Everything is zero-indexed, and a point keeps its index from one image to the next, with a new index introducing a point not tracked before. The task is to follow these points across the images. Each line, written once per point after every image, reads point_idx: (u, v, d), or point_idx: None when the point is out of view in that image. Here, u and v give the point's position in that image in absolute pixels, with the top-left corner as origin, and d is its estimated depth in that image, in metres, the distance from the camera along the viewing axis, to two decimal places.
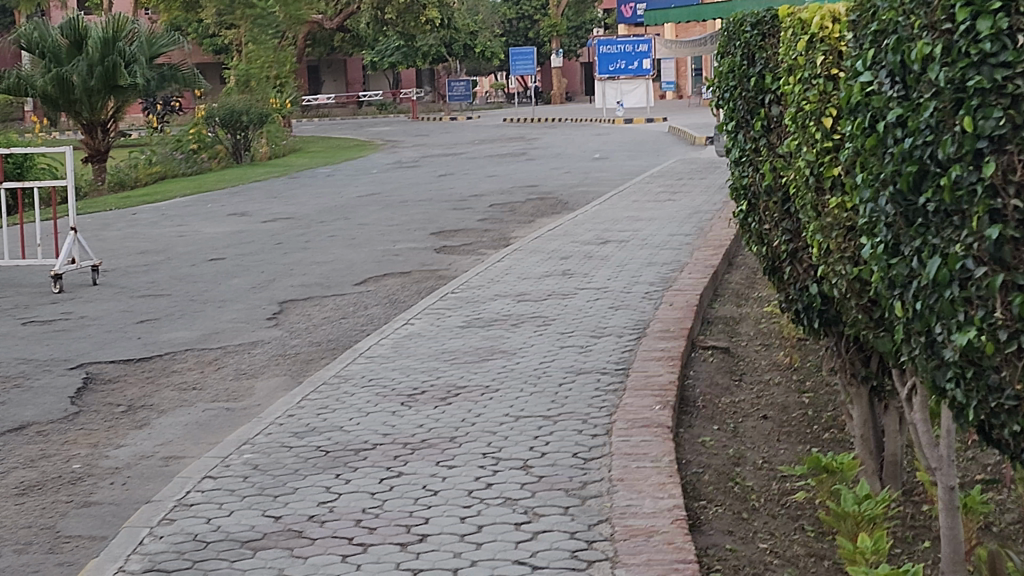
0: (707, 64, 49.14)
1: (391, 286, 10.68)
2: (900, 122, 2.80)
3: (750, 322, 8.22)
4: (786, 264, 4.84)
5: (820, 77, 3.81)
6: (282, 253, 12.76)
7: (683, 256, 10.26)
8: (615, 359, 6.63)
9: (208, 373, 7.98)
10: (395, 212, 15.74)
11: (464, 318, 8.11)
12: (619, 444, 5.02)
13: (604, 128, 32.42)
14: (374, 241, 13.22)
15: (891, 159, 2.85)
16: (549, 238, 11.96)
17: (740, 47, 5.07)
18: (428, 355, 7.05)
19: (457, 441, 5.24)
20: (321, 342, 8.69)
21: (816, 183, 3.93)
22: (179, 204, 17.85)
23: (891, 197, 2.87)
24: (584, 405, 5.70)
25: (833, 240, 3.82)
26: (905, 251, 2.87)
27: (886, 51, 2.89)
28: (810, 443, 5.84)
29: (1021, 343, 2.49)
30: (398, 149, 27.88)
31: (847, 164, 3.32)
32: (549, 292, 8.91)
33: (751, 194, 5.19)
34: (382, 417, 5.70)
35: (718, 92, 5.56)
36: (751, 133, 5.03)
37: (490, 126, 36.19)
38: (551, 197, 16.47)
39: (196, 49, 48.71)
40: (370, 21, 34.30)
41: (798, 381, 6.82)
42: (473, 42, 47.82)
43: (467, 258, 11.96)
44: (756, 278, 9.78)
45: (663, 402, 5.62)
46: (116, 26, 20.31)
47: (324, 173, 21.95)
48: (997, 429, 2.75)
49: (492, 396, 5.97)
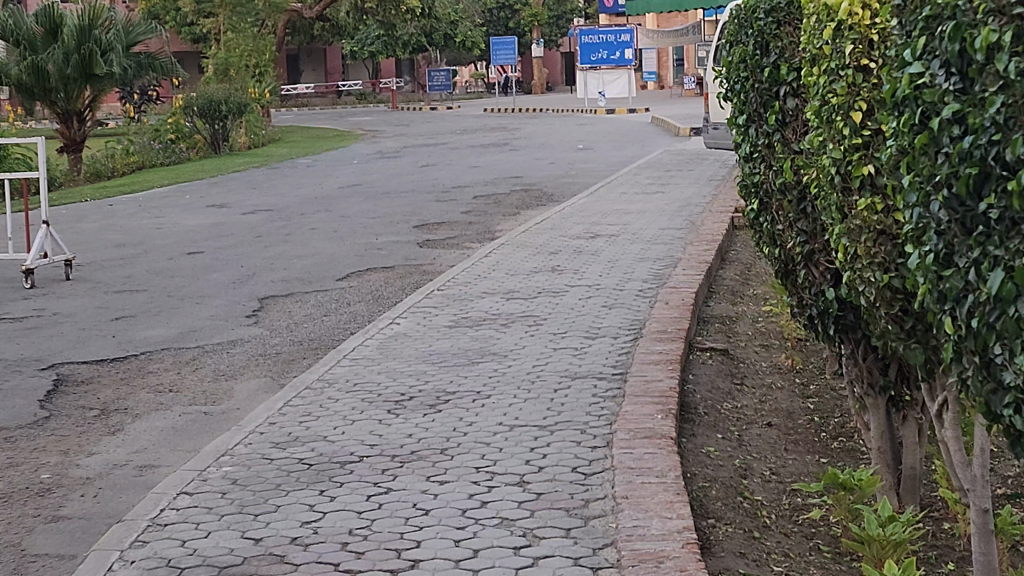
0: (689, 53, 48.72)
1: (374, 281, 10.37)
2: (957, 119, 2.51)
3: (748, 321, 7.93)
4: (801, 267, 4.59)
5: (849, 68, 3.56)
6: (262, 246, 12.43)
7: (676, 252, 9.97)
8: (612, 362, 6.34)
9: (186, 374, 7.66)
10: (377, 204, 15.40)
11: (452, 317, 7.80)
12: (620, 457, 4.73)
13: (586, 118, 32.10)
14: (357, 234, 12.90)
15: (947, 161, 2.57)
16: (536, 232, 11.66)
17: (752, 36, 4.80)
18: (415, 357, 6.74)
19: (449, 454, 4.94)
20: (303, 341, 8.39)
21: (844, 183, 3.66)
22: (157, 195, 17.51)
23: (945, 201, 2.59)
24: (582, 413, 5.41)
25: (862, 245, 3.55)
26: (960, 262, 2.59)
27: (941, 39, 2.60)
28: (819, 452, 5.56)
29: None
30: (378, 140, 27.55)
31: (889, 163, 3.03)
32: (538, 289, 8.61)
33: (763, 192, 4.92)
34: (368, 426, 5.40)
35: (726, 84, 5.28)
36: (765, 128, 4.78)
37: (471, 116, 35.87)
38: (536, 189, 16.16)
39: (175, 35, 48.28)
40: (350, 9, 33.96)
41: (801, 385, 6.55)
42: (453, 32, 47.42)
43: (452, 252, 11.65)
44: (751, 274, 9.49)
45: (666, 411, 5.33)
46: (92, 14, 20.01)
47: (304, 163, 21.61)
48: None
49: (485, 403, 5.67)
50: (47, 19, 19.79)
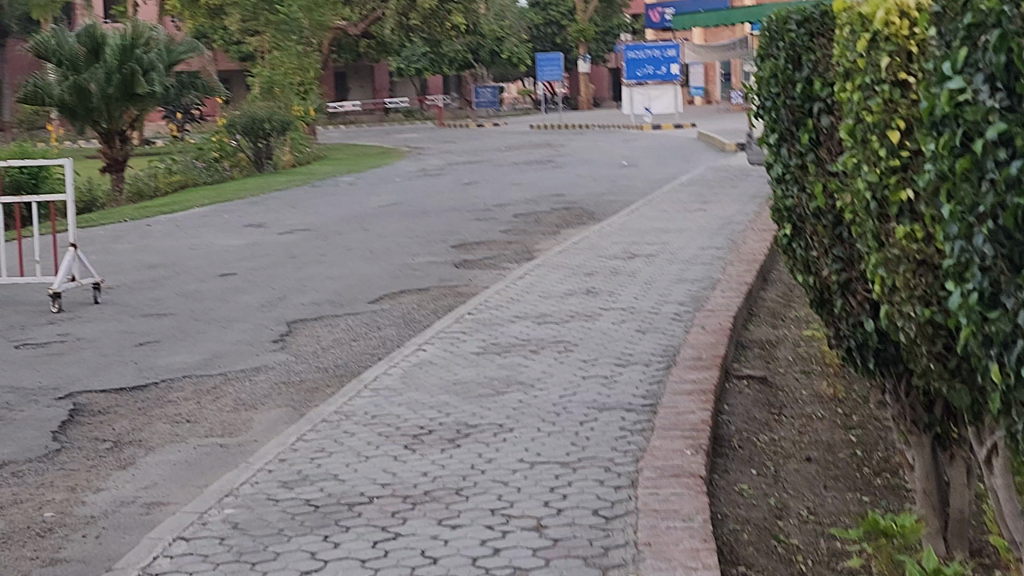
0: (737, 69, 48.25)
1: (408, 304, 10.11)
2: (1003, 141, 2.43)
3: (788, 346, 7.59)
4: (837, 297, 4.40)
5: (885, 82, 3.52)
6: (296, 267, 12.21)
7: (715, 273, 9.66)
8: (642, 393, 6.02)
9: (206, 403, 7.41)
10: (415, 223, 15.15)
11: (480, 343, 7.50)
12: (645, 499, 4.42)
13: (633, 134, 31.77)
14: (392, 254, 12.65)
15: (993, 188, 2.47)
16: (573, 252, 11.36)
17: (783, 49, 4.76)
18: (437, 388, 6.44)
19: (464, 495, 4.65)
20: (329, 367, 8.13)
21: (879, 210, 3.57)
22: (195, 215, 17.33)
23: (990, 235, 2.50)
24: (607, 449, 5.11)
25: (899, 276, 3.43)
26: (1008, 302, 2.50)
27: (984, 52, 2.52)
28: (861, 490, 5.22)
29: None
30: (423, 157, 27.29)
31: (929, 193, 2.95)
32: (571, 313, 8.30)
33: (797, 216, 4.82)
34: (382, 463, 5.12)
35: (758, 99, 5.21)
36: (796, 147, 4.70)
37: (517, 132, 35.59)
38: (578, 207, 15.87)
39: (222, 54, 48.28)
40: (394, 26, 33.73)
41: (843, 415, 6.21)
42: (500, 48, 47.13)
43: (488, 273, 11.39)
44: (794, 295, 9.14)
45: (696, 446, 5.01)
46: (134, 33, 19.91)
47: (346, 182, 21.40)
48: None
49: (507, 438, 5.38)
50: (90, 39, 19.67)
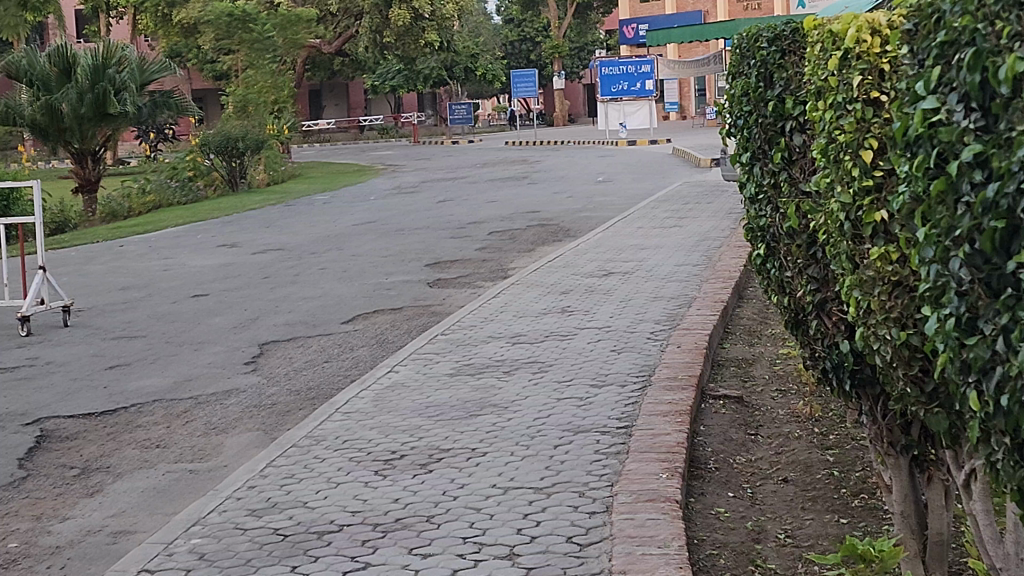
0: (712, 84, 48.29)
1: (381, 324, 10.02)
2: (980, 162, 2.48)
3: (764, 364, 7.53)
4: (813, 318, 4.44)
5: (859, 102, 3.59)
6: (269, 288, 12.11)
7: (691, 290, 9.61)
8: (617, 415, 5.95)
9: (176, 428, 7.31)
10: (390, 241, 15.07)
11: (454, 365, 7.42)
12: (620, 524, 4.35)
13: (608, 150, 31.72)
14: (366, 274, 12.56)
15: (968, 211, 2.52)
16: (548, 271, 11.29)
17: (755, 67, 4.81)
18: (410, 411, 6.35)
19: (435, 521, 4.57)
20: (301, 390, 8.03)
21: (853, 230, 3.63)
22: (168, 235, 17.19)
23: (967, 259, 2.53)
24: (582, 473, 5.04)
25: (875, 298, 3.46)
26: (985, 328, 2.53)
27: (959, 71, 2.59)
28: (838, 511, 5.15)
29: None
30: (398, 174, 27.15)
31: (905, 216, 3.02)
32: (546, 333, 8.22)
33: (770, 236, 4.85)
34: (352, 489, 5.04)
35: (730, 117, 5.24)
36: (769, 166, 4.73)
37: (493, 149, 35.47)
38: (553, 223, 15.82)
39: (196, 74, 48.05)
40: (368, 43, 33.61)
41: (820, 433, 6.15)
42: (474, 64, 47.04)
43: (462, 291, 11.31)
44: (769, 312, 9.08)
45: (672, 469, 4.95)
46: (106, 53, 19.79)
47: (320, 200, 21.28)
48: None
49: (479, 463, 5.30)
50: (61, 60, 19.53)
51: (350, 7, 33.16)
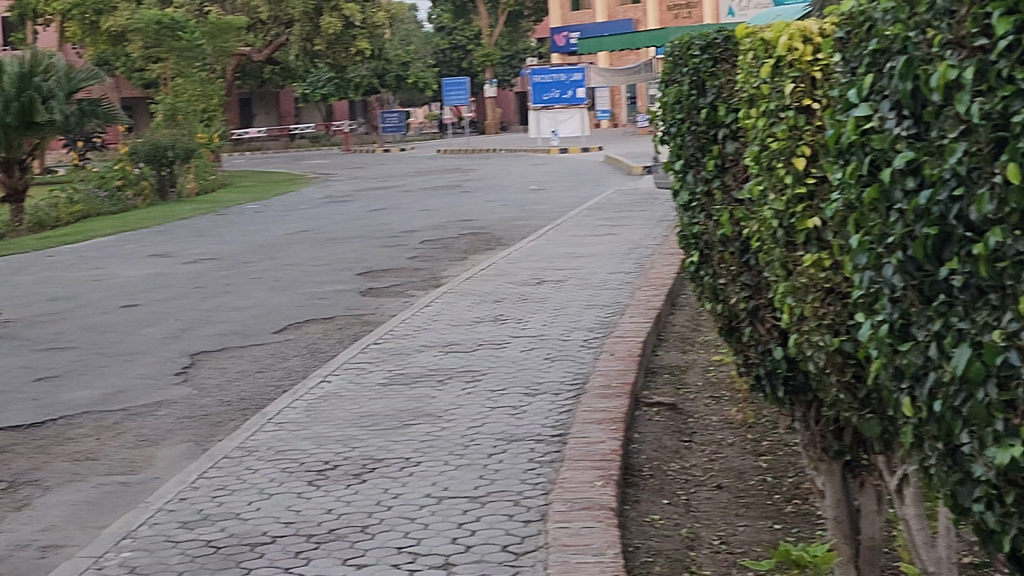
0: (643, 92, 48.52)
1: (314, 334, 9.96)
2: (912, 169, 2.52)
3: (697, 371, 7.56)
4: (746, 325, 4.49)
5: (790, 109, 3.62)
6: (201, 298, 12.00)
7: (623, 298, 9.63)
8: (551, 423, 5.94)
9: (107, 439, 7.22)
10: (322, 250, 14.99)
11: (387, 374, 7.39)
12: (555, 533, 4.34)
13: (539, 158, 31.76)
14: (299, 283, 12.49)
15: (900, 218, 2.57)
16: (482, 279, 11.27)
17: (687, 75, 4.82)
18: (344, 421, 6.31)
19: (370, 532, 4.55)
20: (234, 400, 7.97)
21: (787, 238, 3.69)
22: (98, 245, 16.99)
23: (899, 266, 2.58)
24: (516, 482, 5.02)
25: (809, 305, 3.53)
26: (918, 334, 2.57)
27: (891, 78, 2.62)
28: (771, 518, 5.18)
29: None
30: (330, 183, 27.03)
31: (836, 222, 3.06)
32: (479, 342, 8.21)
33: (703, 243, 4.87)
34: (286, 500, 5.00)
35: (663, 124, 5.24)
36: (702, 173, 4.75)
37: (425, 158, 35.39)
38: (486, 232, 15.82)
39: (124, 83, 47.56)
40: (299, 52, 33.44)
41: (752, 440, 6.18)
42: (405, 73, 46.92)
43: (395, 300, 11.27)
44: (702, 319, 9.12)
45: (606, 477, 4.95)
46: (33, 61, 19.57)
47: (252, 209, 21.15)
48: None
49: (413, 472, 5.28)
50: None
51: (281, 15, 32.97)
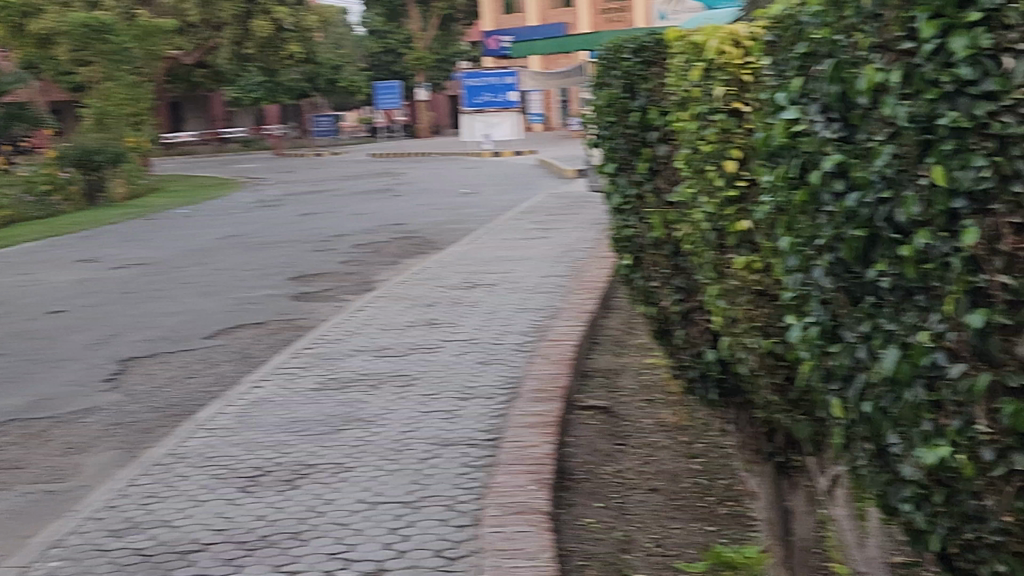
0: (575, 95, 48.67)
1: (246, 339, 9.89)
2: (840, 172, 2.54)
3: (630, 374, 7.58)
4: (679, 328, 4.56)
5: (721, 112, 3.66)
6: (131, 303, 11.89)
7: (555, 301, 9.64)
8: (484, 427, 5.93)
9: (34, 447, 7.12)
10: (253, 255, 14.90)
11: (318, 379, 7.35)
12: (489, 538, 4.33)
13: (472, 161, 31.77)
14: (230, 288, 12.40)
15: (829, 220, 2.59)
16: (414, 283, 11.25)
17: (618, 78, 4.81)
18: (275, 427, 6.26)
19: (302, 538, 4.51)
20: (164, 406, 7.89)
21: (718, 240, 3.72)
22: (25, 250, 16.79)
23: (829, 266, 2.62)
24: (449, 486, 5.00)
25: (741, 308, 3.59)
26: (848, 335, 2.61)
27: (820, 79, 2.64)
28: (704, 520, 5.19)
29: (1012, 464, 2.23)
30: (261, 187, 26.88)
31: (765, 223, 3.09)
32: (411, 346, 8.18)
33: (636, 246, 4.86)
34: (216, 507, 4.94)
35: (595, 126, 5.23)
36: (633, 176, 4.77)
37: (357, 162, 35.30)
38: (418, 235, 15.79)
39: (52, 87, 47.05)
40: (230, 56, 33.23)
41: (686, 442, 6.21)
42: (337, 76, 46.75)
43: (327, 305, 11.22)
44: (634, 322, 9.14)
45: (540, 480, 4.95)
46: None
47: (182, 213, 20.99)
48: (971, 560, 2.50)
49: (346, 478, 5.24)
50: None
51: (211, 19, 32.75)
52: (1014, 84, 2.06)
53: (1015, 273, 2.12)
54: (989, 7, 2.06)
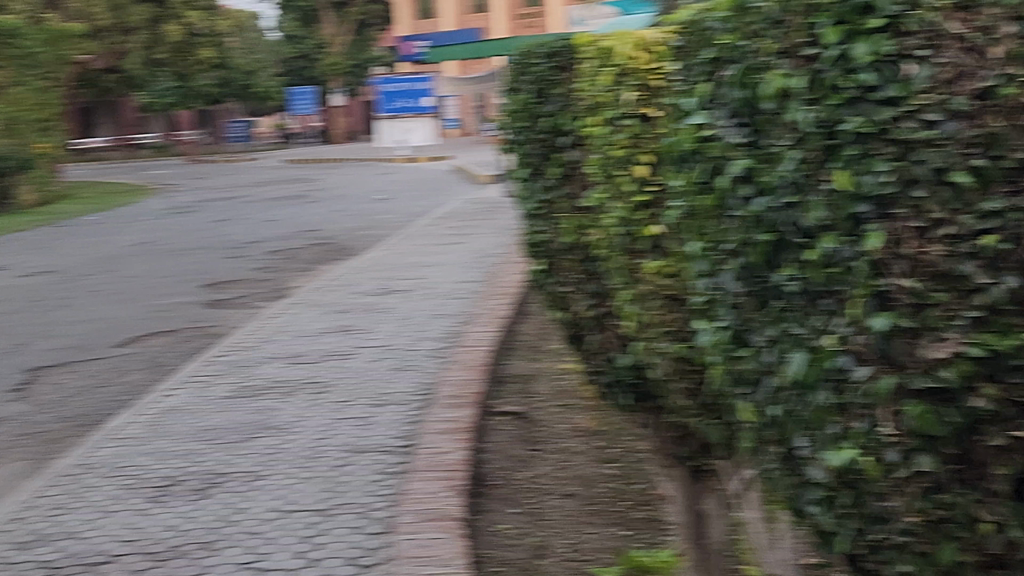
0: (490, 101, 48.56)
1: (157, 347, 9.77)
2: (746, 177, 2.77)
3: (545, 379, 7.59)
4: (589, 332, 4.64)
5: (632, 117, 3.75)
6: (38, 311, 11.69)
7: (470, 307, 9.62)
8: (398, 433, 5.91)
9: None
10: (165, 262, 14.71)
11: (231, 387, 7.27)
12: (403, 544, 4.32)
13: (387, 167, 31.60)
14: (140, 296, 12.24)
15: (737, 224, 2.82)
16: (327, 290, 11.17)
17: (528, 81, 4.78)
18: (186, 436, 6.19)
19: (213, 548, 4.46)
20: (72, 416, 7.76)
21: (629, 245, 3.76)
22: None
23: (739, 272, 2.85)
24: (362, 494, 4.96)
25: (654, 313, 3.66)
26: (755, 340, 2.82)
27: (726, 86, 2.86)
28: (619, 524, 5.26)
29: (919, 465, 2.46)
30: (172, 194, 26.52)
31: (673, 228, 3.30)
32: (324, 353, 8.12)
33: (547, 251, 4.86)
34: (125, 518, 4.87)
35: (507, 128, 5.19)
36: (545, 180, 4.76)
37: (270, 168, 34.95)
38: (333, 242, 15.69)
39: None
40: (140, 61, 32.79)
41: (600, 446, 6.24)
42: (250, 82, 46.31)
43: (240, 312, 11.11)
44: (548, 327, 9.14)
45: (453, 487, 4.94)
46: None
47: (91, 221, 20.66)
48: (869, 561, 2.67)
49: (258, 487, 5.19)
50: None
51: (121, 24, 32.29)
52: (911, 91, 2.34)
53: (918, 278, 2.38)
54: (888, 15, 2.34)
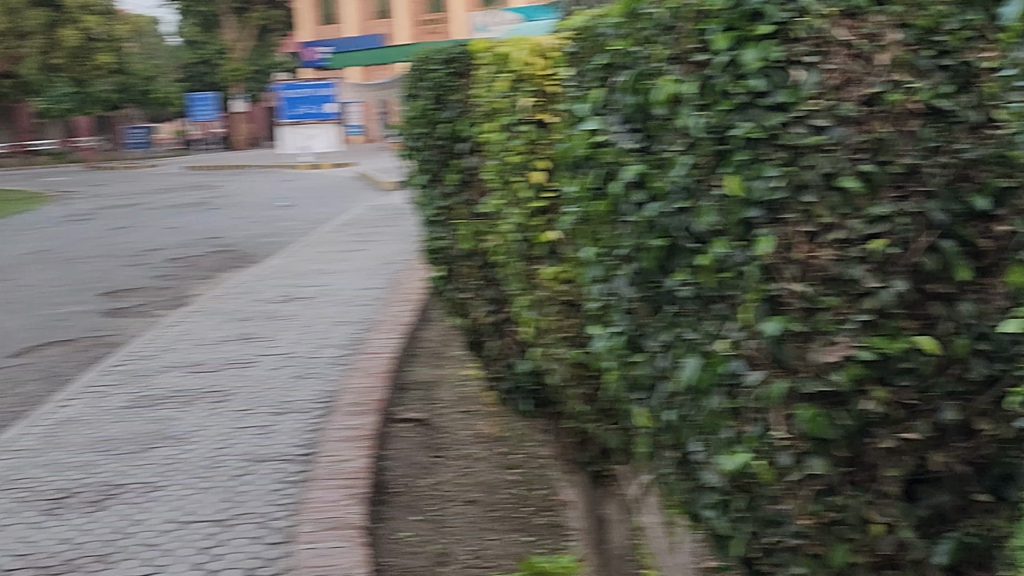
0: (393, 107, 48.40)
1: (53, 356, 9.61)
2: (638, 182, 2.78)
3: (448, 386, 7.58)
4: (489, 338, 4.65)
5: (528, 123, 3.76)
6: None
7: (372, 314, 9.57)
8: (298, 441, 5.86)
9: None
10: (62, 271, 14.48)
11: (129, 396, 7.17)
12: (303, 553, 4.28)
13: (290, 173, 31.38)
14: (37, 305, 12.03)
15: (630, 230, 2.83)
16: (228, 297, 11.06)
17: (426, 88, 4.78)
18: (82, 447, 6.09)
19: (110, 560, 4.39)
20: None
21: (526, 252, 3.76)
22: None
23: (632, 277, 2.86)
24: (262, 504, 4.92)
25: (548, 317, 3.66)
26: (651, 345, 2.83)
27: (620, 92, 2.88)
28: (521, 530, 5.29)
29: (810, 468, 2.49)
30: (70, 201, 26.10)
31: (569, 233, 3.31)
32: (224, 361, 8.04)
33: (445, 257, 4.86)
34: (18, 532, 4.78)
35: (406, 135, 5.19)
36: (443, 186, 4.76)
37: (171, 175, 34.56)
38: (234, 249, 15.54)
39: None
40: (37, 67, 32.25)
41: (503, 453, 6.26)
42: (149, 88, 45.78)
43: (139, 321, 10.96)
44: (451, 333, 9.13)
45: (355, 495, 4.91)
46: None
47: None
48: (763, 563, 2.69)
49: (156, 497, 5.12)
50: None
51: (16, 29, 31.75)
52: (801, 97, 2.35)
53: (808, 280, 2.39)
54: (777, 22, 2.36)
